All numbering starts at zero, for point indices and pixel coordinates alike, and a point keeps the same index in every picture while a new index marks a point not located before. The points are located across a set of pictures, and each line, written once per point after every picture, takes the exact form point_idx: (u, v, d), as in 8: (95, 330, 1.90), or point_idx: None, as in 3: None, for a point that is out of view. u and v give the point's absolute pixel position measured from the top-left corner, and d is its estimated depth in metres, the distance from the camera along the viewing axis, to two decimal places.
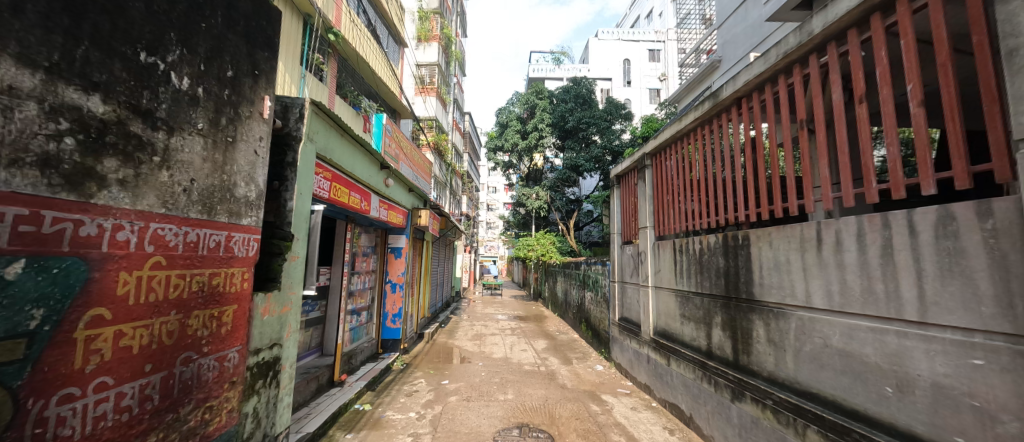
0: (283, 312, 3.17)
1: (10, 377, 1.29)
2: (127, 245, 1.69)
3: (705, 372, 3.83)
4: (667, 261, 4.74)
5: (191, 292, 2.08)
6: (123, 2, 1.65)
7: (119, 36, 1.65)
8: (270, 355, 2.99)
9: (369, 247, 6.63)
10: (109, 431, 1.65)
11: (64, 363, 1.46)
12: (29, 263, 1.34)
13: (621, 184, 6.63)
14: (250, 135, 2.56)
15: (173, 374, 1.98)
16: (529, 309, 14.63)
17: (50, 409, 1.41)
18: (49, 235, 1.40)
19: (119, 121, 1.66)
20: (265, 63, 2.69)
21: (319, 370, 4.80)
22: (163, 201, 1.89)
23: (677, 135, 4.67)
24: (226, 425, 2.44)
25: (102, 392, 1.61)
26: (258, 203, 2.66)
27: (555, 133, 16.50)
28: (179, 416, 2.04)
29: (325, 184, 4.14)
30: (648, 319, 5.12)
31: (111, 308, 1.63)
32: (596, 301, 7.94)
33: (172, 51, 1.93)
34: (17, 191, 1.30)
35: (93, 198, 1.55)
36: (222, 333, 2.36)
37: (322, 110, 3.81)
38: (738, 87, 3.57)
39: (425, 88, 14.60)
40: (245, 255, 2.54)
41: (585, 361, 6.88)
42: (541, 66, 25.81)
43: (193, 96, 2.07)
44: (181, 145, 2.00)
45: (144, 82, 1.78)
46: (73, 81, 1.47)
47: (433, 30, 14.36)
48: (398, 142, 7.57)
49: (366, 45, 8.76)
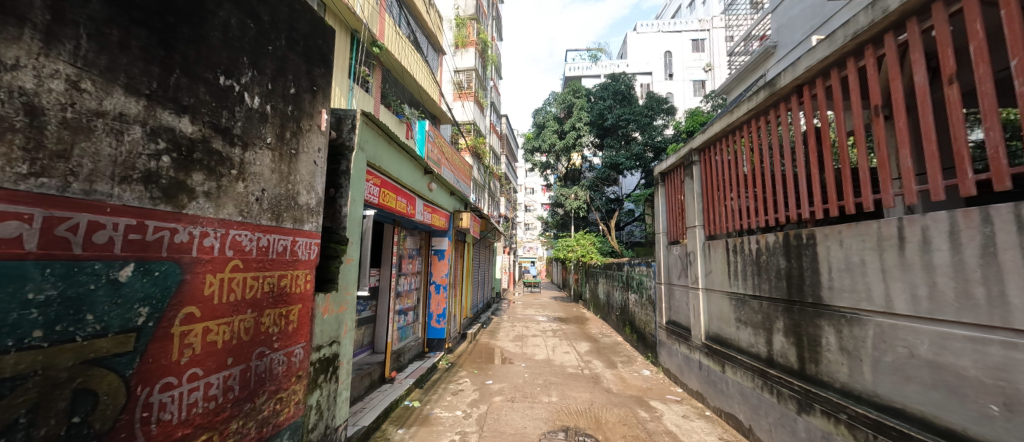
0: (340, 311, 3.36)
1: (123, 365, 1.47)
2: (212, 250, 1.87)
3: (766, 380, 3.57)
4: (719, 262, 4.49)
5: (263, 292, 2.27)
6: (204, 32, 1.85)
7: (202, 63, 1.84)
8: (330, 351, 3.19)
9: (414, 249, 6.86)
10: (199, 417, 1.83)
11: (163, 355, 1.64)
12: (137, 266, 1.51)
13: (666, 181, 6.36)
14: (310, 147, 2.76)
15: (249, 368, 2.17)
16: (570, 310, 14.48)
17: (154, 396, 1.60)
18: (151, 242, 1.57)
19: (203, 139, 1.84)
20: (321, 79, 2.89)
21: (371, 367, 5.03)
22: (240, 209, 2.08)
23: (727, 128, 4.41)
24: (294, 416, 2.64)
25: (193, 382, 1.79)
26: (317, 209, 2.85)
27: (594, 132, 16.21)
28: (255, 406, 2.23)
29: (375, 190, 4.36)
30: (699, 322, 4.87)
31: (199, 306, 1.82)
32: (641, 303, 7.68)
33: (245, 73, 2.13)
34: (127, 204, 1.47)
35: (184, 209, 1.73)
36: (290, 331, 2.55)
37: (373, 120, 4.03)
38: (798, 74, 3.30)
39: (463, 93, 14.79)
40: (308, 258, 2.73)
41: (631, 365, 6.67)
42: (578, 64, 25.48)
43: (262, 112, 2.27)
44: (254, 159, 2.20)
45: (223, 103, 1.97)
46: (167, 105, 1.66)
47: (469, 36, 14.65)
48: (440, 148, 7.79)
49: (407, 55, 9.10)
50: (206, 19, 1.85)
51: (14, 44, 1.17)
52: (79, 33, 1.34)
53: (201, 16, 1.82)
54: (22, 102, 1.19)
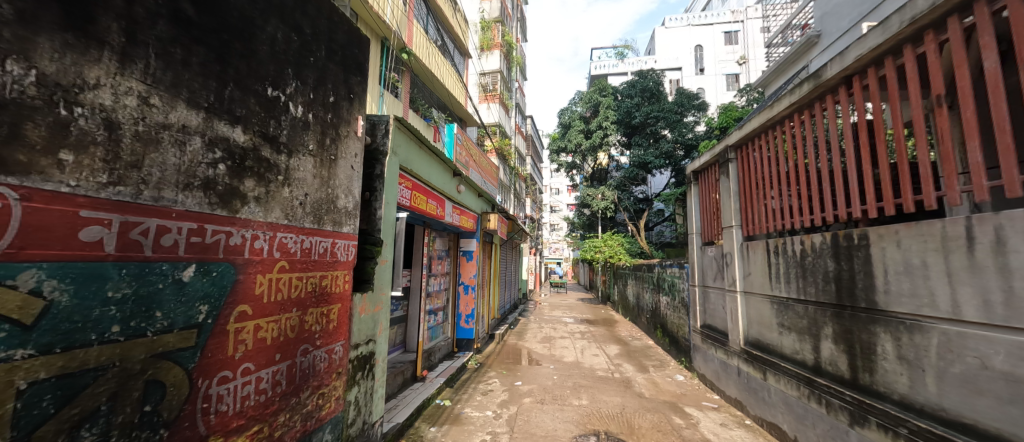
0: (375, 311, 3.47)
1: (186, 359, 1.58)
2: (261, 252, 1.99)
3: (813, 389, 3.37)
4: (759, 264, 4.28)
5: (306, 292, 2.38)
6: (254, 47, 1.96)
7: (252, 76, 1.95)
8: (366, 349, 3.29)
9: (443, 250, 6.97)
10: (251, 409, 1.95)
11: (220, 350, 1.75)
12: (198, 267, 1.63)
13: (700, 180, 6.13)
14: (347, 152, 2.86)
15: (295, 364, 2.28)
16: (598, 312, 14.26)
17: (212, 388, 1.71)
18: (210, 244, 1.68)
19: (254, 148, 1.96)
20: (357, 87, 3.00)
21: (404, 366, 5.15)
22: (285, 213, 2.19)
23: (767, 124, 4.19)
24: (334, 411, 2.75)
25: (245, 376, 1.91)
26: (354, 212, 2.96)
27: (621, 130, 15.89)
28: (300, 400, 2.34)
29: (407, 193, 4.47)
30: (737, 327, 4.66)
31: (251, 305, 1.93)
32: (673, 306, 7.45)
33: (290, 84, 2.25)
34: (189, 209, 1.58)
35: (237, 213, 1.84)
36: (330, 329, 2.66)
37: (405, 125, 4.14)
38: (847, 65, 3.09)
39: (488, 95, 14.90)
40: (346, 259, 2.84)
41: (663, 369, 6.47)
42: (604, 62, 25.10)
43: (305, 121, 2.38)
44: (298, 165, 2.31)
45: (271, 113, 2.09)
46: (223, 117, 1.78)
47: (494, 38, 14.77)
48: (468, 150, 7.87)
49: (434, 60, 9.29)
50: (255, 34, 1.97)
51: (96, 65, 1.27)
52: (149, 51, 1.45)
53: (250, 31, 1.94)
54: (103, 117, 1.29)
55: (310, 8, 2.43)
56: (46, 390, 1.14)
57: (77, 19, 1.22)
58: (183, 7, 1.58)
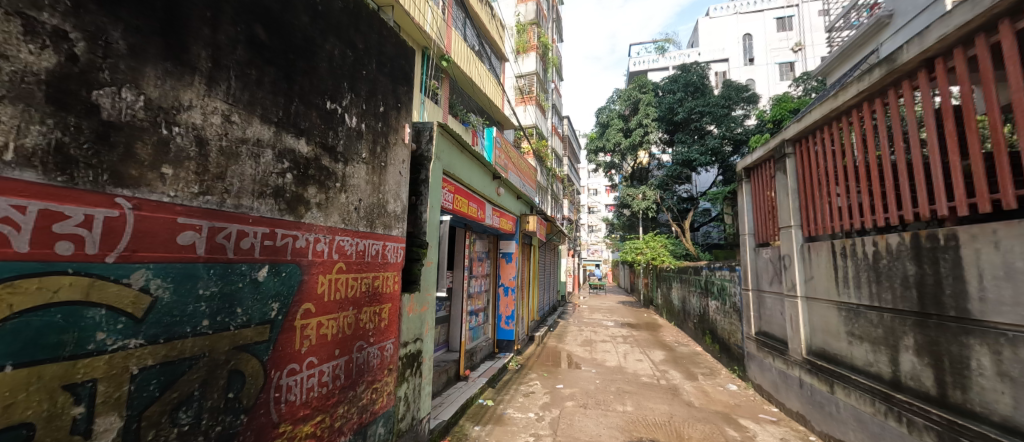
0: (422, 311, 3.60)
1: (261, 351, 1.74)
2: (323, 254, 2.14)
3: (891, 406, 3.05)
4: (823, 266, 3.94)
5: (361, 291, 2.52)
6: (315, 64, 2.12)
7: (314, 91, 2.11)
8: (414, 347, 3.42)
9: (483, 252, 7.08)
10: (315, 400, 2.10)
11: (289, 345, 1.90)
12: (270, 268, 1.78)
13: (752, 177, 5.75)
14: (396, 159, 3.01)
15: (352, 359, 2.42)
16: (641, 316, 13.81)
17: (282, 379, 1.86)
18: (280, 246, 1.84)
19: (316, 158, 2.12)
20: (404, 96, 3.14)
21: (447, 365, 5.29)
22: (342, 218, 2.34)
23: (830, 115, 3.86)
24: (386, 406, 2.88)
25: (309, 369, 2.06)
26: (402, 216, 3.09)
27: (662, 127, 15.30)
28: (356, 394, 2.48)
29: (450, 196, 4.60)
30: (798, 335, 4.32)
31: (314, 303, 2.08)
32: (724, 311, 7.04)
33: (345, 97, 2.40)
34: (262, 215, 1.74)
35: (302, 218, 1.99)
36: (382, 327, 2.80)
37: (447, 131, 4.26)
38: (927, 47, 2.78)
39: (524, 97, 14.95)
40: (395, 260, 2.97)
41: (714, 377, 6.13)
42: (643, 58, 24.35)
43: (359, 130, 2.53)
44: (352, 172, 2.46)
45: (329, 125, 2.24)
46: (289, 130, 1.93)
47: (530, 41, 14.81)
48: (507, 153, 7.95)
49: (472, 65, 9.47)
50: (315, 53, 2.13)
51: (189, 88, 1.43)
52: (230, 74, 1.61)
53: (312, 51, 2.10)
54: (195, 135, 1.45)
55: (362, 24, 2.58)
56: (154, 375, 1.30)
57: (178, 50, 1.39)
58: (257, 32, 1.75)
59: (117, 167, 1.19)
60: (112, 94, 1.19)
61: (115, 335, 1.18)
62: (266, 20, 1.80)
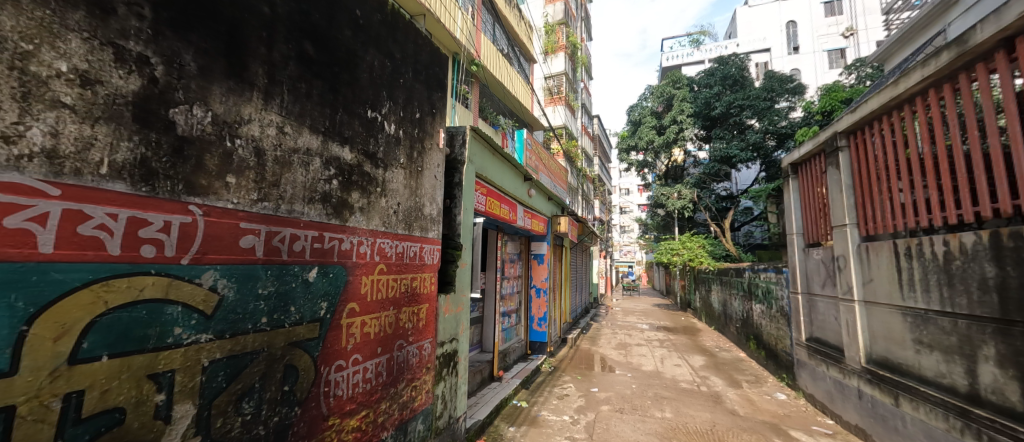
0: (457, 311, 3.67)
1: (312, 348, 1.85)
2: (365, 256, 2.24)
3: (967, 422, 2.77)
4: (884, 268, 3.64)
5: (400, 292, 2.61)
6: (356, 76, 2.23)
7: (356, 101, 2.21)
8: (450, 347, 3.50)
9: (515, 254, 7.11)
10: (360, 395, 2.20)
11: (336, 342, 2.01)
12: (319, 269, 1.89)
13: (800, 173, 5.41)
14: (431, 163, 3.09)
15: (393, 357, 2.51)
16: (678, 319, 13.32)
17: (331, 374, 1.97)
18: (328, 249, 1.95)
19: (358, 164, 2.22)
20: (439, 102, 3.22)
21: (482, 365, 5.35)
22: (383, 221, 2.44)
23: (888, 104, 3.56)
24: (425, 403, 2.96)
25: (355, 365, 2.16)
26: (438, 218, 3.17)
27: (698, 123, 14.69)
28: (397, 391, 2.57)
29: (483, 198, 4.67)
30: (855, 342, 4.02)
31: (358, 303, 2.18)
32: (769, 315, 6.65)
33: (384, 105, 2.50)
34: (312, 219, 1.85)
35: (346, 222, 2.10)
36: (420, 327, 2.88)
37: (479, 135, 4.33)
38: (1004, 25, 2.51)
39: (553, 98, 14.87)
40: (432, 262, 3.05)
41: (759, 385, 5.81)
42: (677, 52, 23.56)
43: (397, 137, 2.63)
44: (391, 177, 2.56)
45: (371, 133, 2.35)
46: (335, 139, 2.04)
47: (559, 41, 14.74)
48: (537, 154, 7.95)
49: (501, 68, 9.53)
50: (357, 66, 2.24)
51: (248, 103, 1.55)
52: (283, 88, 1.73)
53: (354, 63, 2.21)
54: (254, 147, 1.57)
55: (399, 34, 2.68)
56: (221, 368, 1.41)
57: (239, 68, 1.52)
58: (306, 48, 1.87)
59: (190, 178, 1.31)
60: (185, 111, 1.31)
61: (190, 330, 1.30)
62: (314, 36, 1.92)
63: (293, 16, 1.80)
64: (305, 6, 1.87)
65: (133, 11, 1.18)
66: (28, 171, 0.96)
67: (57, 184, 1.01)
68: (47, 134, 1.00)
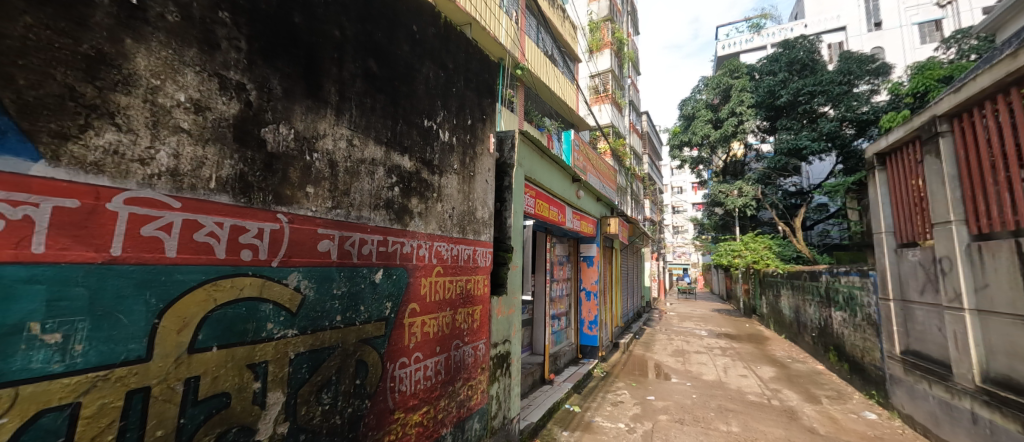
0: (509, 313, 3.71)
1: (380, 344, 1.97)
2: (424, 258, 2.35)
3: None
4: (1003, 271, 3.12)
5: (456, 293, 2.69)
6: (413, 88, 2.35)
7: (413, 112, 2.34)
8: (503, 348, 3.55)
9: (564, 256, 7.04)
10: (422, 392, 2.30)
11: (400, 340, 2.12)
12: (384, 271, 2.02)
13: (888, 163, 4.80)
14: (483, 168, 3.17)
15: (450, 356, 2.61)
16: (741, 326, 12.38)
17: (396, 370, 2.09)
18: (391, 252, 2.07)
19: (417, 172, 2.34)
20: (489, 108, 3.30)
21: (533, 367, 5.35)
22: (439, 225, 2.54)
23: (1004, 81, 3.04)
24: (481, 403, 3.03)
25: (416, 363, 2.27)
26: (490, 222, 3.23)
27: (761, 114, 13.60)
28: (455, 389, 2.66)
29: (532, 201, 4.69)
30: (966, 357, 3.48)
31: (419, 303, 2.29)
32: (853, 324, 5.95)
33: (439, 114, 2.61)
34: (376, 223, 1.97)
35: (407, 227, 2.22)
36: (475, 328, 2.96)
37: (526, 138, 4.35)
38: None
39: (599, 96, 14.50)
40: (484, 264, 3.12)
41: (843, 402, 5.21)
42: (734, 39, 22.03)
43: (451, 144, 2.73)
44: (446, 183, 2.65)
45: (427, 141, 2.46)
46: (396, 149, 2.17)
47: (604, 38, 14.45)
48: (585, 155, 7.82)
49: (544, 70, 9.52)
50: (414, 78, 2.36)
51: (323, 119, 1.70)
52: (352, 104, 1.87)
53: (412, 76, 2.34)
54: (329, 159, 1.72)
55: (451, 45, 2.78)
56: (304, 360, 1.55)
57: (315, 88, 1.67)
58: (370, 65, 2.01)
59: (277, 189, 1.47)
60: (274, 130, 1.48)
61: (279, 325, 1.45)
62: (377, 54, 2.06)
63: (360, 37, 1.94)
64: (369, 27, 2.02)
65: (233, 45, 1.35)
66: (157, 187, 1.13)
67: (178, 197, 1.17)
68: (171, 155, 1.16)
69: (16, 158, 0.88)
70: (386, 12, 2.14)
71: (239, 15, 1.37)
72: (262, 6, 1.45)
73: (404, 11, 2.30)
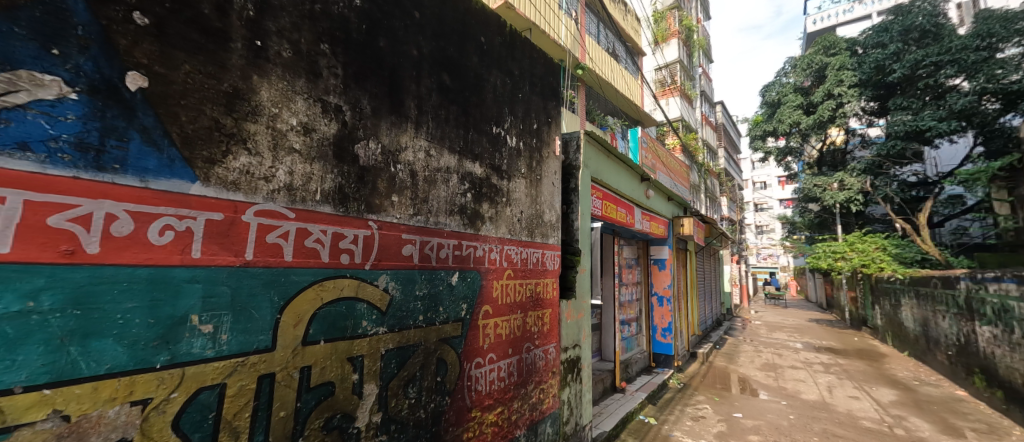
0: (579, 318, 3.64)
1: (457, 344, 2.07)
2: (496, 262, 2.41)
3: None
4: None
5: (526, 296, 2.72)
6: (481, 97, 2.43)
7: (482, 119, 2.42)
8: (574, 353, 3.49)
9: (632, 259, 6.75)
10: (496, 392, 2.36)
11: (474, 340, 2.20)
12: (460, 274, 2.11)
13: None
14: (549, 170, 3.17)
15: (522, 359, 2.63)
16: (847, 339, 10.73)
17: (472, 370, 2.17)
18: (466, 255, 2.16)
19: (487, 177, 2.42)
20: (554, 110, 3.29)
21: (604, 374, 5.19)
22: (509, 229, 2.59)
23: None
24: (553, 407, 3.01)
25: (490, 364, 2.33)
26: (557, 225, 3.21)
27: (867, 93, 11.73)
28: (527, 392, 2.67)
29: (599, 203, 4.57)
30: None
31: (491, 305, 2.36)
32: (1010, 343, 4.83)
33: (506, 120, 2.67)
34: (451, 228, 2.07)
35: (479, 231, 2.30)
36: (545, 331, 2.96)
37: (592, 138, 4.26)
38: None
39: (667, 89, 13.73)
40: (553, 267, 3.11)
41: (997, 438, 4.24)
42: (827, 12, 19.46)
43: (518, 148, 2.77)
44: (514, 187, 2.70)
45: (496, 147, 2.53)
46: (468, 156, 2.26)
47: (670, 27, 13.69)
48: (654, 152, 7.44)
49: (607, 67, 9.29)
50: (482, 88, 2.44)
51: (405, 132, 1.84)
52: (428, 116, 2.00)
53: (481, 86, 2.43)
54: (410, 169, 1.85)
55: (516, 52, 2.84)
56: (392, 356, 1.68)
57: (398, 105, 1.82)
58: (444, 79, 2.13)
59: (368, 198, 1.62)
60: (366, 146, 1.63)
61: (372, 323, 1.59)
62: (450, 68, 2.18)
63: (435, 54, 2.07)
64: (443, 43, 2.14)
65: (332, 72, 1.53)
66: (278, 200, 1.31)
67: (293, 208, 1.35)
68: (287, 173, 1.34)
69: (180, 180, 1.08)
70: (457, 27, 2.26)
71: (336, 46, 1.55)
72: (354, 35, 1.62)
73: (473, 23, 2.41)
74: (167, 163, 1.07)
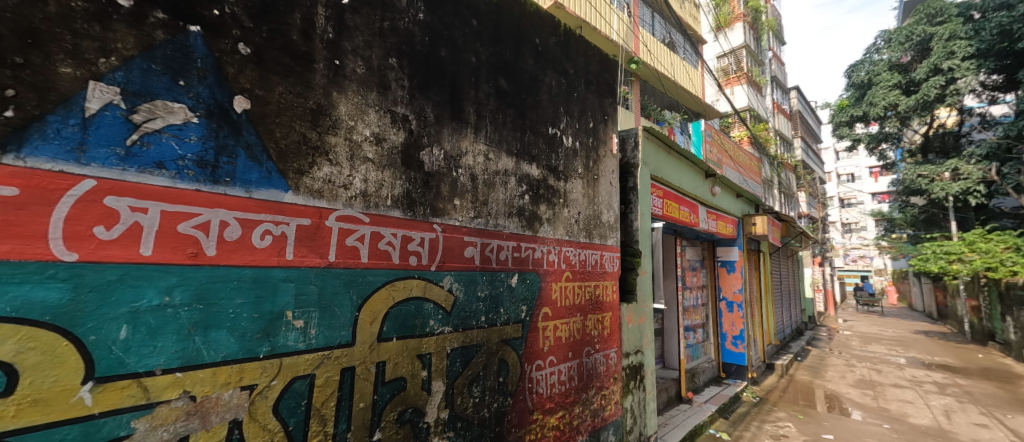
0: (641, 322, 3.49)
1: (518, 345, 2.08)
2: (554, 263, 2.39)
3: None
4: None
5: (584, 298, 2.66)
6: (537, 98, 2.42)
7: (538, 120, 2.42)
8: (636, 359, 3.35)
9: (697, 261, 6.33)
10: (557, 395, 2.33)
11: (534, 342, 2.20)
12: (519, 275, 2.12)
13: None
14: (606, 169, 3.08)
15: (582, 363, 2.58)
16: (968, 355, 9.09)
17: (533, 372, 2.17)
18: (525, 257, 2.18)
19: (544, 179, 2.41)
20: (610, 107, 3.20)
21: (668, 383, 4.91)
22: (567, 230, 2.56)
23: None
24: (615, 414, 2.91)
25: (551, 366, 2.32)
26: (616, 225, 3.11)
27: (987, 65, 9.67)
28: (588, 396, 2.61)
29: (660, 201, 4.34)
30: None
31: (551, 308, 2.34)
32: None
33: (562, 120, 2.64)
34: (509, 230, 2.09)
35: (538, 233, 2.30)
36: (605, 335, 2.87)
37: (650, 135, 4.06)
38: None
39: (731, 78, 12.75)
40: (612, 270, 3.01)
41: None
42: None
43: (574, 148, 2.73)
44: (571, 187, 2.66)
45: (552, 148, 2.51)
46: (525, 159, 2.27)
47: (734, 11, 12.69)
48: (720, 146, 6.92)
49: (664, 59, 8.87)
50: (537, 89, 2.44)
51: (466, 136, 1.89)
52: (487, 121, 2.04)
53: (536, 87, 2.43)
54: (471, 173, 1.90)
55: (571, 52, 2.80)
56: (457, 354, 1.74)
57: (458, 111, 1.88)
58: (501, 83, 2.17)
59: (433, 203, 1.69)
60: (430, 153, 1.71)
61: (438, 322, 1.65)
62: (507, 72, 2.21)
63: (492, 59, 2.11)
64: (499, 48, 2.18)
65: (400, 85, 1.62)
66: (355, 206, 1.41)
67: (367, 213, 1.45)
68: (362, 180, 1.45)
69: (276, 190, 1.21)
70: (513, 31, 2.29)
71: (403, 59, 1.65)
72: (418, 47, 1.71)
73: (528, 26, 2.42)
74: (266, 175, 1.20)
